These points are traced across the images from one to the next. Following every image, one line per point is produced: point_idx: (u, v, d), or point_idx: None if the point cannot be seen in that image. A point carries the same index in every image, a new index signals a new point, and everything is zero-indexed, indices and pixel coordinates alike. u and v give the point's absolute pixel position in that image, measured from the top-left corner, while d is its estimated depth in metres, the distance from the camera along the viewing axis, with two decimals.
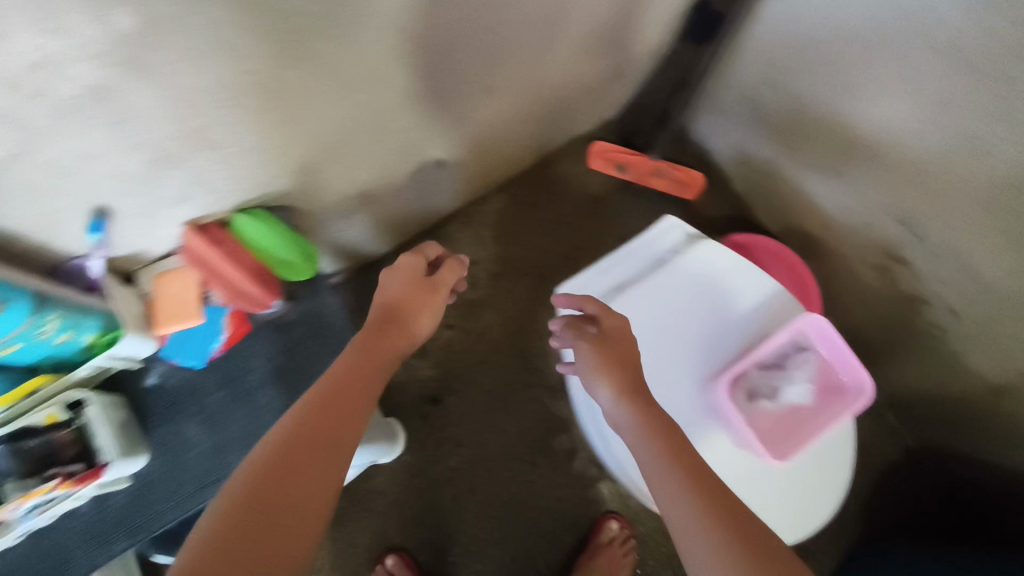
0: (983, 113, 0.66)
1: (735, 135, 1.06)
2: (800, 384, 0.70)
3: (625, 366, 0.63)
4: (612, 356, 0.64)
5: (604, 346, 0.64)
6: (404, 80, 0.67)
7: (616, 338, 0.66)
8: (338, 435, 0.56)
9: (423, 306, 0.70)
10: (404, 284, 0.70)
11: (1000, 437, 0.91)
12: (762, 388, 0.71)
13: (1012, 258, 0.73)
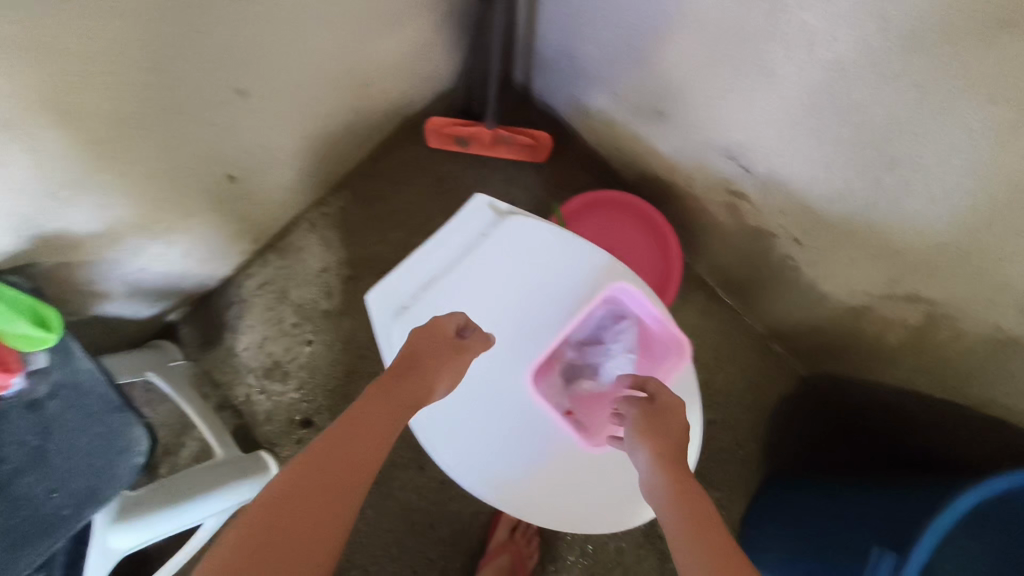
0: (760, 32, 0.61)
1: (566, 88, 1.00)
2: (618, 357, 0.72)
3: (667, 434, 0.59)
4: (657, 429, 0.60)
5: (657, 425, 0.60)
6: (124, 107, 0.59)
7: (664, 412, 0.61)
8: (346, 494, 0.52)
9: (446, 371, 0.63)
10: (434, 353, 0.63)
11: (871, 356, 0.88)
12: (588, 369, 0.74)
13: (829, 180, 0.68)
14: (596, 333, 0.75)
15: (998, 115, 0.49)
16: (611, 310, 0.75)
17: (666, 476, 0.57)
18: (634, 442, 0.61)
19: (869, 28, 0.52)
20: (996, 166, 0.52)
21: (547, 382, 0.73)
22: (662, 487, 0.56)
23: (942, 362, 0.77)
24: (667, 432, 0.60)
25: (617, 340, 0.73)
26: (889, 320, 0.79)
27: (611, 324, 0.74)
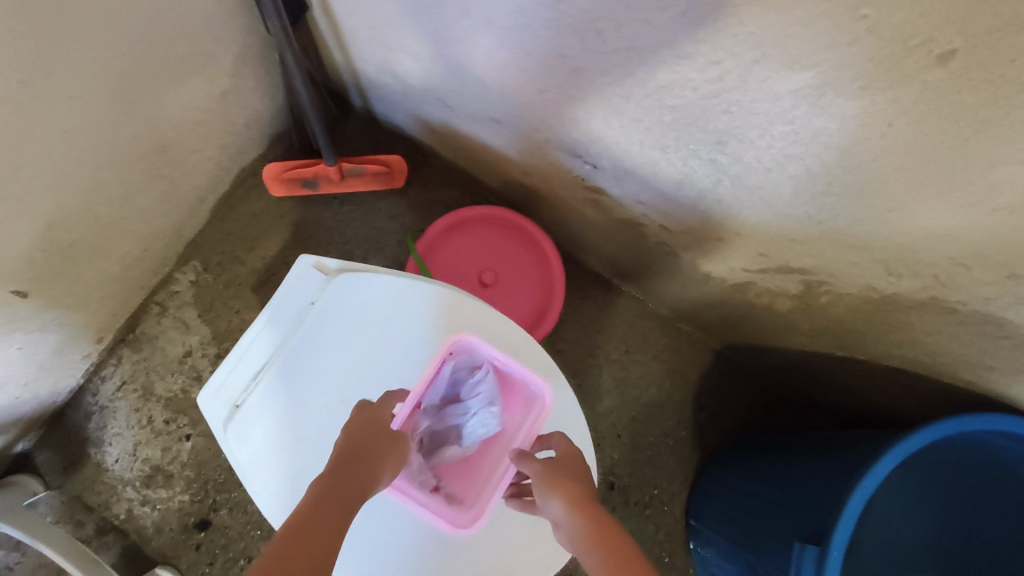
0: (550, 28, 0.54)
1: (402, 105, 0.91)
2: (481, 415, 0.64)
3: (574, 477, 0.54)
4: (562, 477, 0.54)
5: (562, 474, 0.55)
6: None
7: (568, 461, 0.56)
8: None
9: (393, 460, 0.54)
10: (372, 438, 0.54)
11: (769, 324, 0.84)
12: (447, 435, 0.64)
13: (671, 164, 0.63)
14: (447, 388, 0.65)
15: (803, 79, 0.43)
16: (459, 358, 0.65)
17: (581, 517, 0.50)
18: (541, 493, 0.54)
19: (647, 7, 0.45)
20: (820, 131, 0.47)
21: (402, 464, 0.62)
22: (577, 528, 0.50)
23: (834, 322, 0.73)
24: (573, 478, 0.54)
25: (476, 395, 0.64)
26: (773, 289, 0.74)
27: (464, 376, 0.65)
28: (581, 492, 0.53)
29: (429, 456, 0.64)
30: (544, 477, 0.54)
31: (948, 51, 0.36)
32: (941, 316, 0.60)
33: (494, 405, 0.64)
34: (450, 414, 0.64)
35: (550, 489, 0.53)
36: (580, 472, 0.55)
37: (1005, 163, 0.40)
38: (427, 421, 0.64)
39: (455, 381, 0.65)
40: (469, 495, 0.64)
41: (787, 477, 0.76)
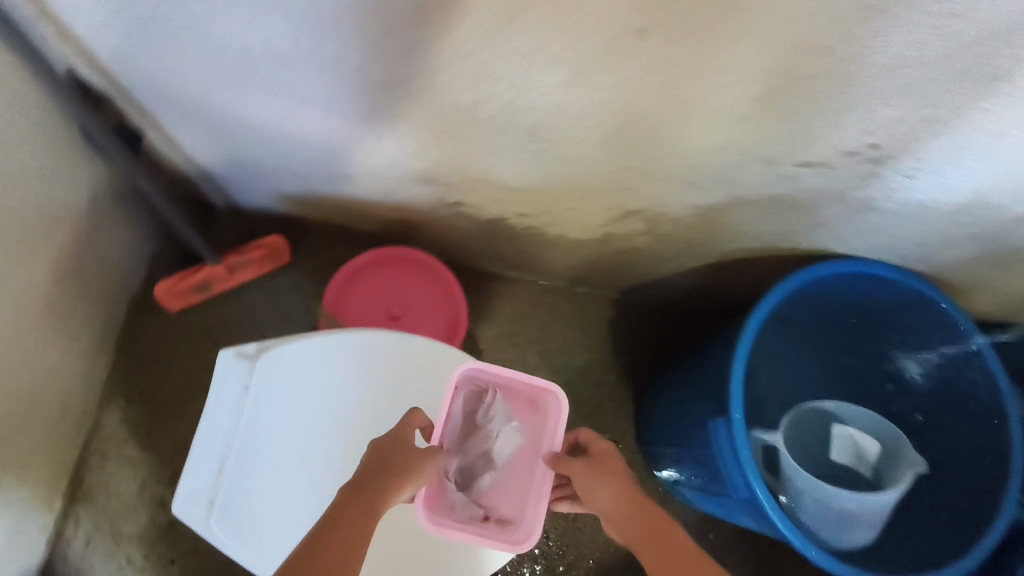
0: (360, 90, 0.64)
1: (262, 189, 0.98)
2: (504, 432, 0.66)
3: (616, 472, 0.64)
4: (607, 473, 0.63)
5: (604, 471, 0.63)
6: None
7: (606, 457, 0.65)
8: None
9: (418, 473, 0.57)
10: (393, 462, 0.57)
11: (639, 261, 0.98)
12: (479, 465, 0.65)
13: (502, 162, 0.74)
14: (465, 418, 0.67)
15: (559, 74, 0.55)
16: (465, 389, 0.67)
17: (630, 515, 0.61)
18: (585, 488, 0.63)
19: (428, 53, 0.56)
20: (591, 105, 0.59)
21: (445, 505, 0.63)
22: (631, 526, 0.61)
23: (682, 241, 0.87)
24: (614, 472, 0.64)
25: (493, 417, 0.66)
26: (627, 232, 0.88)
27: (474, 403, 0.67)
28: (631, 495, 0.63)
29: (468, 487, 0.65)
30: (587, 478, 0.62)
31: (641, 30, 0.48)
32: (745, 208, 0.74)
33: (511, 420, 0.67)
34: (476, 443, 0.65)
35: (595, 488, 0.62)
36: (618, 466, 0.65)
37: (716, 89, 0.54)
38: (456, 459, 0.65)
39: (469, 412, 0.67)
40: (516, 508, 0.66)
41: (694, 376, 0.90)
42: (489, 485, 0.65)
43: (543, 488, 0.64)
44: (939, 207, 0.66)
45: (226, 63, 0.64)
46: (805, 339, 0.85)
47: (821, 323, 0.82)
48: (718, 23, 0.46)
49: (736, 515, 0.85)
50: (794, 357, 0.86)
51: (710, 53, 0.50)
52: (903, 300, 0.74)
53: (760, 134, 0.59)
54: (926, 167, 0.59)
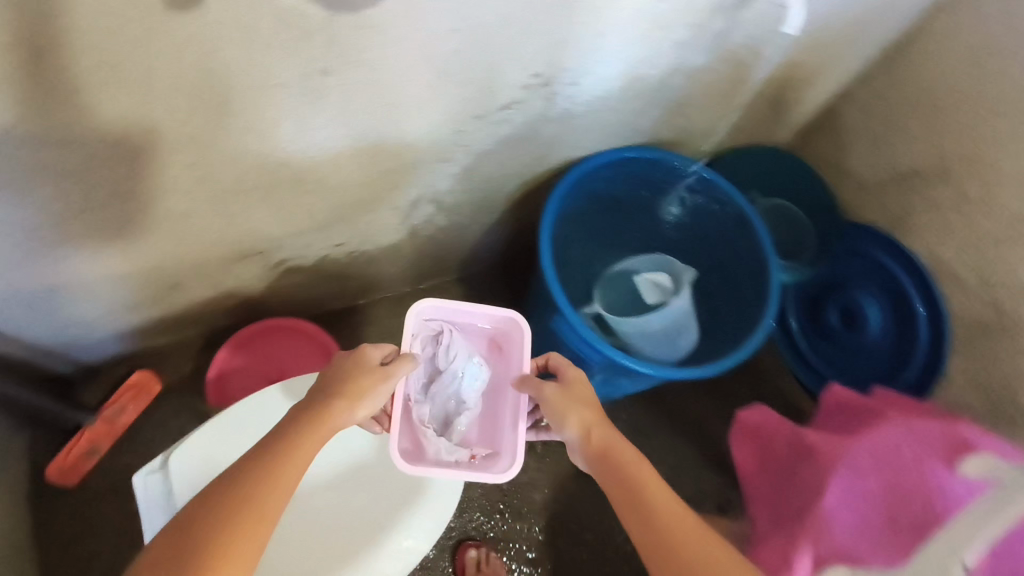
0: (146, 209, 0.74)
1: (107, 338, 1.03)
2: (467, 368, 0.78)
3: (588, 401, 0.70)
4: (575, 403, 0.69)
5: (572, 402, 0.69)
6: None
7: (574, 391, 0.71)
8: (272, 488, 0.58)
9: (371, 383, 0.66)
10: (343, 388, 0.65)
11: (452, 237, 1.15)
12: (452, 406, 0.77)
13: (294, 213, 0.87)
14: (430, 369, 0.77)
15: (292, 126, 0.69)
16: (422, 337, 0.78)
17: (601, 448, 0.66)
18: (559, 419, 0.69)
19: (184, 156, 0.68)
20: (330, 137, 0.74)
21: (429, 450, 0.72)
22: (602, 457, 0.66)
23: (468, 204, 1.04)
24: (585, 402, 0.70)
25: (453, 356, 0.78)
26: (425, 219, 1.04)
27: (434, 351, 0.78)
28: (606, 433, 0.68)
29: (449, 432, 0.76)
30: (555, 400, 0.68)
31: (324, 69, 0.63)
32: (492, 156, 0.93)
33: (472, 357, 0.79)
34: (444, 386, 0.77)
35: (562, 415, 0.68)
36: (590, 398, 0.71)
37: (409, 85, 0.71)
38: (428, 408, 0.76)
39: (433, 360, 0.78)
40: (497, 442, 0.76)
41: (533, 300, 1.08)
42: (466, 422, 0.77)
43: (514, 412, 0.76)
44: (611, 93, 0.88)
45: (16, 240, 0.71)
46: (592, 231, 1.07)
47: (598, 213, 1.04)
48: (373, 42, 0.62)
49: (614, 382, 1.04)
50: (594, 249, 1.08)
51: (386, 65, 0.66)
52: (640, 165, 0.97)
53: (459, 100, 0.77)
54: (581, 71, 0.81)
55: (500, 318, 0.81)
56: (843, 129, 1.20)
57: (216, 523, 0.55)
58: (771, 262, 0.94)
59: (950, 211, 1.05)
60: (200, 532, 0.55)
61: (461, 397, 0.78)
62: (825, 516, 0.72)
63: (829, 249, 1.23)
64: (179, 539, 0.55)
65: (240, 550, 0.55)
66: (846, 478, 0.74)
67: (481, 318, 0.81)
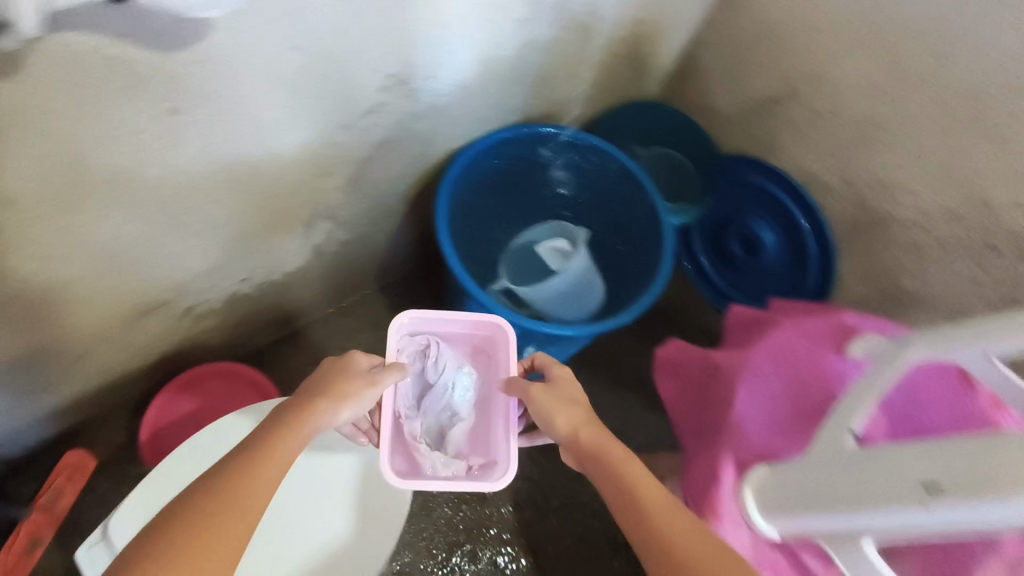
0: (25, 284, 0.73)
1: (26, 427, 1.00)
2: (457, 377, 0.80)
3: (575, 399, 0.72)
4: (561, 399, 0.71)
5: (561, 400, 0.70)
6: None
7: (562, 391, 0.72)
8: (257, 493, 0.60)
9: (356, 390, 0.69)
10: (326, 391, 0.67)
11: (357, 250, 1.18)
12: (446, 419, 0.79)
13: (186, 257, 0.87)
14: (422, 384, 0.80)
15: (156, 170, 0.70)
16: (410, 351, 0.81)
17: (587, 441, 0.68)
18: (545, 418, 0.70)
19: (51, 221, 0.68)
20: (199, 175, 0.75)
21: (426, 466, 0.74)
22: (588, 450, 0.68)
23: (365, 213, 1.07)
24: (570, 400, 0.71)
25: (442, 366, 0.80)
26: (323, 238, 1.07)
27: (423, 363, 0.81)
28: (593, 428, 0.69)
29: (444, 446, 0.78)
30: (541, 399, 0.70)
31: (172, 108, 0.64)
32: (373, 162, 0.96)
33: (462, 366, 0.82)
34: (436, 399, 0.79)
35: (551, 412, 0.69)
36: (579, 399, 0.72)
37: (266, 108, 0.72)
38: (421, 423, 0.78)
39: (423, 373, 0.81)
40: (493, 452, 0.78)
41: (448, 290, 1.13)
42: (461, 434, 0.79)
43: (508, 416, 0.78)
44: (470, 80, 0.92)
45: None
46: (490, 212, 1.10)
47: (491, 193, 1.08)
48: (215, 73, 0.64)
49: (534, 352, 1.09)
50: (494, 228, 1.12)
51: (236, 93, 0.67)
52: (524, 139, 1.01)
53: (321, 115, 0.79)
54: (434, 65, 0.85)
55: (487, 324, 0.84)
56: (699, 72, 1.29)
57: (196, 522, 0.56)
58: (662, 214, 1.01)
59: (805, 125, 1.15)
60: (178, 530, 0.55)
61: (453, 409, 0.80)
62: (738, 425, 0.77)
63: (716, 185, 1.31)
64: (153, 540, 0.55)
65: (221, 550, 0.56)
66: (751, 386, 0.79)
67: (467, 325, 0.84)
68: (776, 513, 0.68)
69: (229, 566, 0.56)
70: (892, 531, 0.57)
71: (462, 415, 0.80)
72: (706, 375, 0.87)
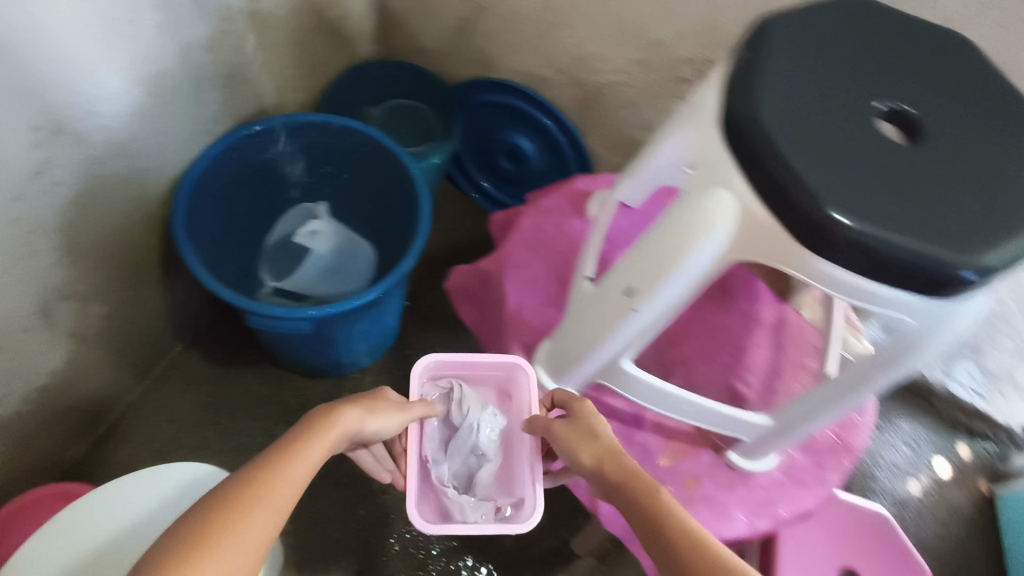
0: None
1: None
2: (483, 417, 0.76)
3: (602, 430, 0.66)
4: (581, 436, 0.66)
5: (585, 427, 0.66)
6: None
7: (586, 425, 0.67)
8: (280, 496, 0.58)
9: (382, 411, 0.69)
10: (358, 402, 0.68)
11: (133, 317, 1.11)
12: (473, 461, 0.76)
13: None
14: (448, 426, 0.77)
15: None
16: (432, 393, 0.78)
17: (613, 476, 0.63)
18: (569, 454, 0.66)
19: None
20: None
21: (451, 512, 0.73)
22: (607, 485, 0.63)
23: (113, 277, 1.00)
24: (590, 435, 0.66)
25: (467, 408, 0.77)
26: (79, 321, 0.99)
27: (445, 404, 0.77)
28: (620, 464, 0.63)
29: (472, 488, 0.75)
30: (560, 438, 0.66)
31: None
32: (86, 223, 0.90)
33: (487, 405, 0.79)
34: (461, 440, 0.76)
35: (569, 441, 0.66)
36: (604, 428, 0.67)
37: None
38: (448, 466, 0.76)
39: (445, 414, 0.77)
40: (520, 491, 0.75)
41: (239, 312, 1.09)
42: (488, 476, 0.76)
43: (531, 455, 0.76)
44: (146, 103, 0.89)
45: None
46: (241, 223, 1.07)
47: (234, 205, 1.04)
48: None
49: (340, 336, 1.11)
50: (251, 236, 1.10)
51: None
52: (243, 144, 0.98)
53: None
54: (82, 97, 0.79)
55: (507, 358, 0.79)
56: (400, 18, 1.32)
57: (225, 515, 0.55)
58: (406, 163, 1.03)
59: (505, 30, 1.21)
60: (210, 520, 0.55)
61: (481, 449, 0.76)
62: (518, 317, 0.82)
63: (474, 118, 1.38)
64: (183, 527, 0.55)
65: (241, 553, 0.54)
66: (516, 279, 0.84)
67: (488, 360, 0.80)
68: (562, 376, 0.74)
69: (245, 563, 0.54)
70: (633, 343, 0.63)
71: (491, 454, 0.76)
72: (482, 285, 0.90)
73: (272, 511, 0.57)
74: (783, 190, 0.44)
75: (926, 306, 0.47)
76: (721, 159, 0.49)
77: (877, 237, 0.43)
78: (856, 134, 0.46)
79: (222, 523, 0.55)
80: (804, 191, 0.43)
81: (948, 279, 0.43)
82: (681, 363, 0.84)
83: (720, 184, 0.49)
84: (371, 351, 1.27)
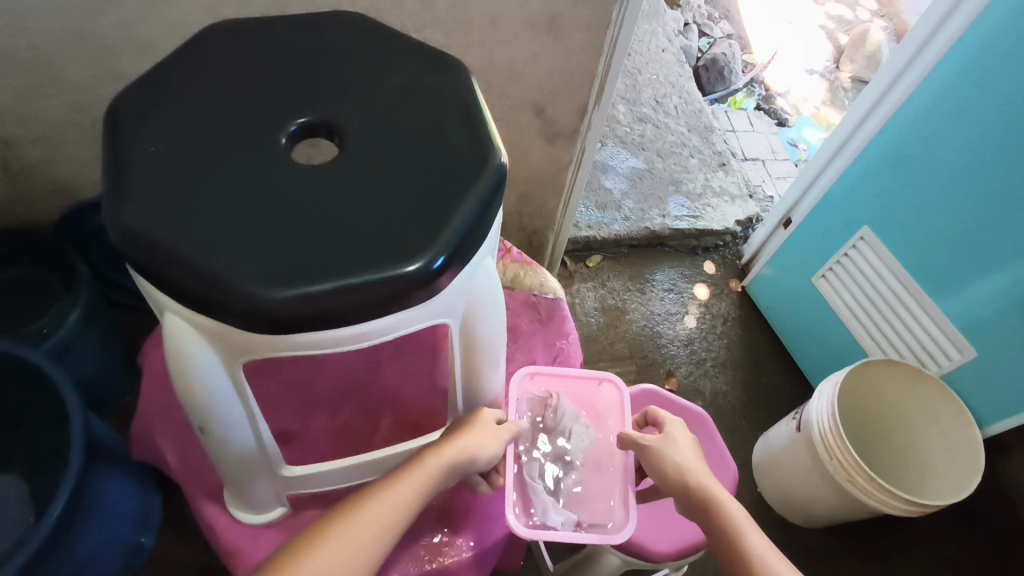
0: None
1: None
2: (575, 429, 0.78)
3: (683, 448, 0.72)
4: (661, 458, 0.72)
5: (671, 454, 0.71)
6: None
7: (669, 449, 0.72)
8: (390, 519, 0.58)
9: (482, 435, 0.65)
10: (456, 432, 0.66)
11: None
12: (562, 466, 0.77)
13: None
14: (541, 429, 0.79)
15: None
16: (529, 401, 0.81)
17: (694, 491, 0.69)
18: (654, 471, 0.72)
19: None
20: None
21: (534, 512, 0.72)
22: (685, 500, 0.70)
23: None
24: (672, 459, 0.71)
25: (562, 418, 0.79)
26: None
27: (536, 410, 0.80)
28: (707, 482, 0.69)
29: (557, 496, 0.75)
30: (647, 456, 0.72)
31: None
32: None
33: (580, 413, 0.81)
34: (552, 447, 0.78)
35: (660, 465, 0.71)
36: (691, 447, 0.73)
37: None
38: (536, 472, 0.76)
39: (539, 420, 0.80)
40: (604, 513, 0.75)
41: None
42: (577, 485, 0.76)
43: (613, 471, 0.77)
44: None
45: None
46: None
47: None
48: None
49: (74, 560, 0.95)
50: None
51: None
52: None
53: None
54: None
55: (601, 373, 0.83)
56: None
57: (333, 522, 0.57)
58: (10, 339, 0.86)
59: (54, 149, 1.05)
60: (320, 525, 0.57)
61: (569, 459, 0.77)
62: (191, 469, 0.72)
63: (108, 242, 1.21)
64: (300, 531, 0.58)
65: (344, 556, 0.55)
66: (169, 431, 0.74)
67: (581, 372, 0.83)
68: (257, 509, 0.67)
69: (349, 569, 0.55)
70: (271, 455, 0.57)
71: (580, 466, 0.77)
72: (151, 451, 0.78)
73: (383, 528, 0.57)
74: (202, 296, 0.40)
75: (432, 305, 0.46)
76: (150, 287, 0.43)
77: (311, 291, 0.39)
78: (265, 194, 0.43)
79: (327, 531, 0.56)
80: (223, 287, 0.39)
81: (419, 282, 0.41)
82: (385, 399, 0.79)
83: (168, 308, 0.43)
84: (135, 532, 1.10)
